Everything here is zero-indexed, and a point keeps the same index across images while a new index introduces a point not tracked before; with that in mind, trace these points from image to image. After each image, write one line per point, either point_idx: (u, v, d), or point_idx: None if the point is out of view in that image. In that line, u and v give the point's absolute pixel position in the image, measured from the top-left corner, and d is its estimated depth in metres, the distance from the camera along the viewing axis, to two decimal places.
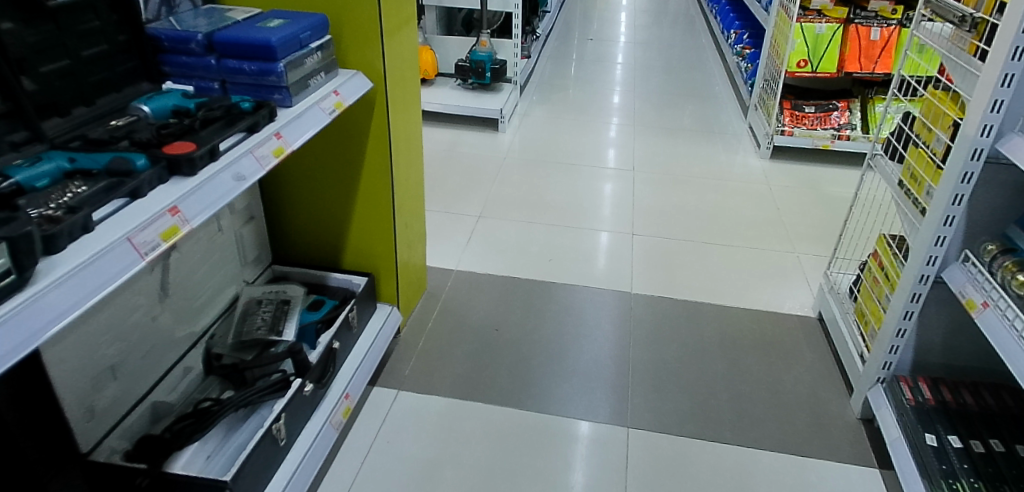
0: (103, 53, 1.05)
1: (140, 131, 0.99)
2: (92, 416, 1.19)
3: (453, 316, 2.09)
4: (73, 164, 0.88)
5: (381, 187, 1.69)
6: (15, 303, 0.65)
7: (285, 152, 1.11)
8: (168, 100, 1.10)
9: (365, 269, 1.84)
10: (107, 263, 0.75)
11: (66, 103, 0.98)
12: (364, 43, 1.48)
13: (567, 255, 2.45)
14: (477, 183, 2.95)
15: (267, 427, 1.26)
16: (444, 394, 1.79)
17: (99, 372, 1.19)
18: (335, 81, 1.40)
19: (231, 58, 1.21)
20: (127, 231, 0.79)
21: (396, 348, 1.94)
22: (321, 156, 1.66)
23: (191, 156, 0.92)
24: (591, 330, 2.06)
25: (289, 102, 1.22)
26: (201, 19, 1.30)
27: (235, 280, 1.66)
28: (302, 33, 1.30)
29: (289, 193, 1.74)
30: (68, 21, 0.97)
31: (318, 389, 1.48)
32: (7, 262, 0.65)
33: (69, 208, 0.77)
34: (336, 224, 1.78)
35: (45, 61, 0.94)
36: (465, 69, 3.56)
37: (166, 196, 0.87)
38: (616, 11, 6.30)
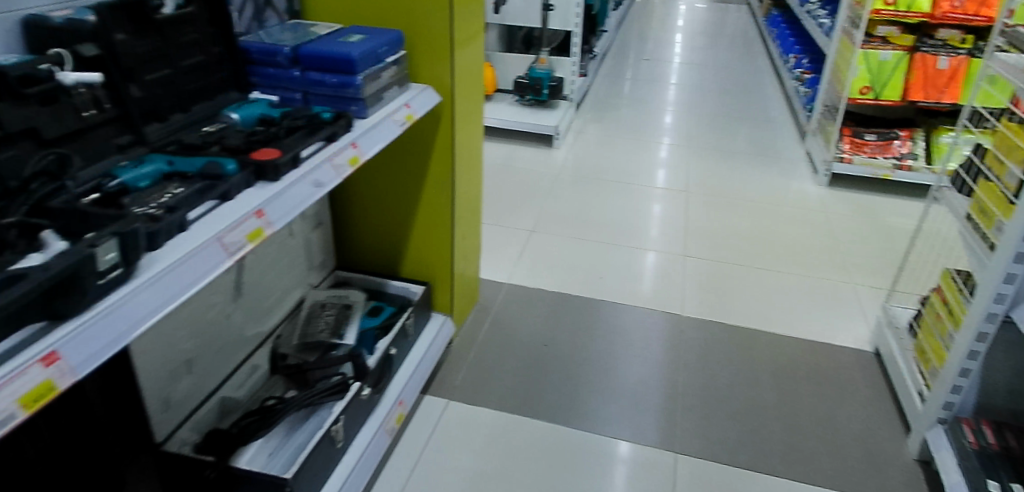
0: (200, 64, 1.11)
1: (230, 137, 1.04)
2: (168, 407, 1.24)
3: (503, 329, 2.10)
4: (171, 167, 0.92)
5: (442, 199, 1.73)
6: (120, 293, 0.65)
7: (360, 161, 1.15)
8: (255, 109, 1.15)
9: (421, 278, 1.88)
10: (199, 261, 0.77)
11: (165, 109, 1.03)
12: (435, 59, 1.52)
13: (617, 274, 2.45)
14: (529, 198, 2.98)
15: (327, 428, 1.30)
16: (492, 407, 1.80)
17: (176, 366, 1.24)
18: (406, 95, 1.45)
19: (314, 71, 1.27)
20: (218, 231, 0.81)
21: (447, 358, 1.97)
22: (387, 166, 1.71)
23: (276, 162, 0.96)
24: (640, 351, 2.05)
25: (364, 114, 1.27)
26: (287, 33, 1.37)
27: (301, 284, 1.72)
28: (380, 48, 1.35)
29: (355, 202, 1.81)
30: (172, 33, 1.03)
31: (375, 393, 1.51)
32: (117, 256, 0.64)
33: (168, 208, 0.80)
34: (397, 233, 1.82)
35: (150, 70, 0.99)
36: (522, 85, 3.59)
37: (252, 199, 0.91)
38: (670, 32, 6.28)
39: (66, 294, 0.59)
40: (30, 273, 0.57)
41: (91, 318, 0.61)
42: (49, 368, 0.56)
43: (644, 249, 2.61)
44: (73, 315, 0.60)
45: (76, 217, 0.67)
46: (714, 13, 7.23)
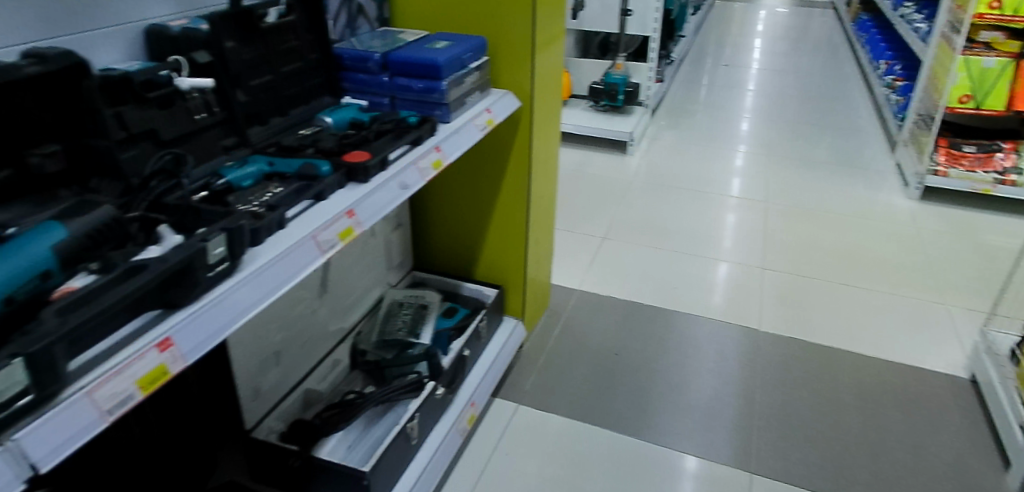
0: (298, 70, 1.16)
1: (324, 140, 1.09)
2: (257, 396, 1.31)
3: (574, 336, 2.10)
4: (271, 167, 0.97)
5: (518, 203, 1.74)
6: (225, 285, 0.69)
7: (443, 165, 1.17)
8: (347, 113, 1.20)
9: (495, 281, 1.90)
10: (296, 257, 0.80)
11: (266, 113, 1.08)
12: (515, 64, 1.54)
13: (691, 284, 2.39)
14: (601, 205, 2.95)
15: (403, 425, 1.33)
16: (562, 413, 1.80)
17: (266, 357, 1.30)
18: (487, 100, 1.47)
19: (402, 77, 1.31)
20: (313, 229, 0.85)
21: (517, 362, 1.98)
22: (466, 170, 1.74)
23: (367, 164, 0.99)
24: (714, 365, 1.99)
25: (448, 118, 1.30)
26: (377, 40, 1.42)
27: (380, 283, 1.77)
28: (464, 53, 1.38)
29: (433, 204, 1.85)
30: (275, 41, 1.08)
31: (448, 393, 1.54)
32: (224, 251, 0.68)
33: (269, 206, 0.84)
34: (473, 236, 1.85)
35: (254, 76, 1.05)
36: (598, 91, 3.57)
37: (344, 200, 0.95)
38: (750, 37, 6.09)
39: (178, 284, 0.63)
40: (150, 264, 0.60)
41: (199, 308, 0.65)
42: (164, 353, 0.59)
43: (719, 260, 2.55)
44: (183, 304, 0.64)
45: (189, 213, 0.72)
46: (798, 17, 6.97)
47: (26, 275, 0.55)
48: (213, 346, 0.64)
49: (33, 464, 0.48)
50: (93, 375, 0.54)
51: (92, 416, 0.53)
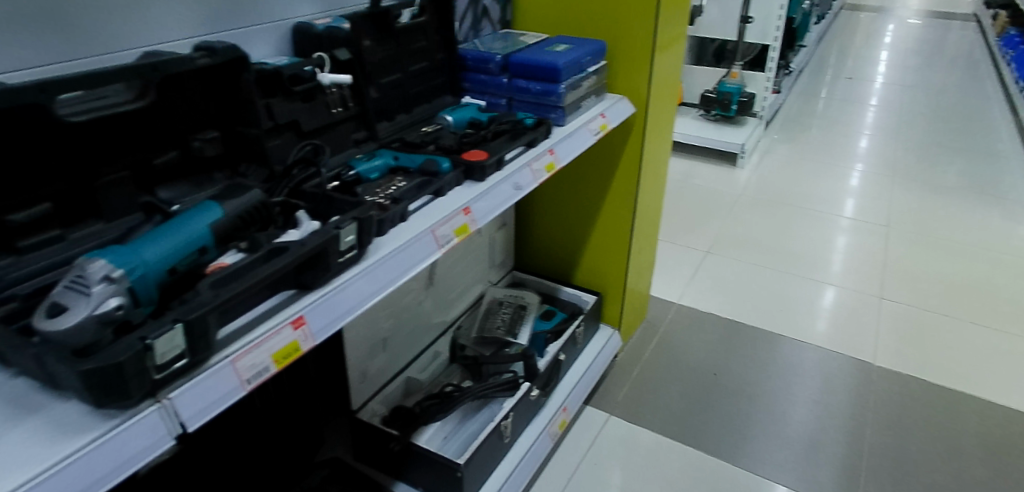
0: (424, 69, 1.20)
1: (444, 137, 1.12)
2: (365, 379, 1.37)
3: (671, 351, 2.05)
4: (396, 161, 1.01)
5: (625, 210, 1.72)
6: (351, 273, 0.72)
7: (556, 168, 1.18)
8: (467, 112, 1.23)
9: (594, 288, 1.89)
10: (415, 250, 0.83)
11: (393, 110, 1.14)
12: (633, 69, 1.51)
13: (798, 308, 2.27)
14: (705, 218, 2.86)
15: (498, 423, 1.35)
16: (654, 429, 1.76)
17: (373, 343, 1.37)
18: (602, 105, 1.46)
19: (521, 79, 1.33)
20: (432, 224, 0.87)
21: (611, 372, 1.95)
22: (575, 173, 1.74)
23: (484, 164, 1.01)
24: (819, 395, 1.89)
25: (562, 122, 1.30)
26: (499, 42, 1.45)
27: (482, 280, 1.80)
28: (583, 57, 1.38)
29: (538, 205, 1.86)
30: (406, 41, 1.13)
31: (542, 396, 1.54)
32: (353, 240, 0.71)
33: (394, 199, 0.88)
34: (576, 240, 1.84)
35: (385, 74, 1.10)
36: (710, 100, 3.46)
37: (461, 197, 0.97)
38: (878, 49, 5.71)
39: (312, 267, 0.67)
40: (290, 247, 0.64)
41: (328, 291, 0.68)
42: (297, 330, 0.63)
43: (828, 284, 2.41)
44: (315, 287, 0.68)
45: (324, 202, 0.77)
46: (934, 29, 6.46)
47: (185, 250, 0.60)
48: (337, 330, 0.68)
49: (183, 422, 0.53)
50: (236, 346, 0.59)
51: (234, 384, 0.57)
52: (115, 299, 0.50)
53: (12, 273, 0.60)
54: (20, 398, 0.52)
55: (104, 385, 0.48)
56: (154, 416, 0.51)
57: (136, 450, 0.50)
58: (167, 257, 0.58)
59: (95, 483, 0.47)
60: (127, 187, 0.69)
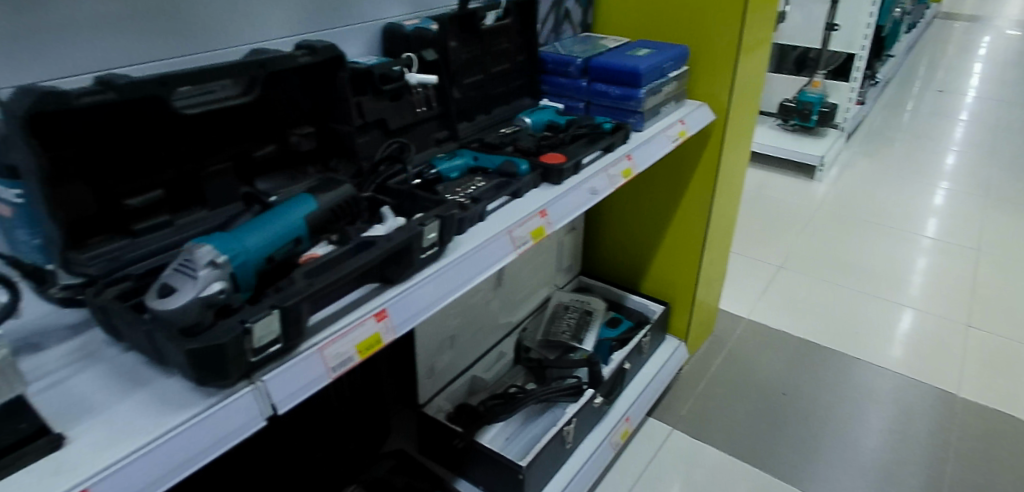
0: (506, 71, 1.22)
1: (522, 140, 1.13)
2: (432, 374, 1.41)
3: (739, 367, 1.98)
4: (476, 161, 1.02)
5: (698, 220, 1.68)
6: (431, 270, 0.73)
7: (633, 173, 1.16)
8: (546, 115, 1.23)
9: (662, 297, 1.85)
10: (493, 250, 0.83)
11: (474, 110, 1.15)
12: (715, 76, 1.48)
13: (875, 330, 2.17)
14: (778, 231, 2.77)
15: (561, 427, 1.35)
16: (718, 446, 1.71)
17: (441, 339, 1.40)
18: (681, 111, 1.44)
19: (601, 82, 1.33)
20: (509, 225, 0.87)
21: (675, 385, 1.91)
22: (649, 180, 1.72)
23: (562, 167, 1.01)
24: (897, 424, 1.79)
25: (641, 127, 1.29)
26: (579, 45, 1.45)
27: (549, 284, 1.81)
28: (665, 62, 1.36)
29: (609, 211, 1.85)
30: (490, 42, 1.14)
31: (605, 403, 1.53)
32: (435, 237, 0.72)
33: (472, 199, 0.89)
34: (646, 247, 1.82)
35: (469, 75, 1.12)
36: (789, 109, 3.36)
37: (538, 199, 0.97)
38: (971, 61, 5.39)
39: (396, 263, 0.68)
40: (377, 242, 0.66)
41: (410, 286, 0.70)
42: (380, 322, 0.65)
43: (907, 306, 2.29)
44: (398, 281, 0.69)
45: (409, 198, 0.78)
46: None
47: (283, 238, 0.63)
48: (415, 325, 0.69)
49: (274, 404, 0.55)
50: (324, 334, 0.61)
51: (320, 371, 0.59)
52: (217, 283, 0.54)
53: (126, 254, 0.64)
54: (130, 372, 0.56)
55: (208, 365, 0.50)
56: (248, 396, 0.54)
57: (232, 429, 0.52)
58: (265, 246, 0.60)
59: (195, 456, 0.50)
60: (229, 177, 0.73)
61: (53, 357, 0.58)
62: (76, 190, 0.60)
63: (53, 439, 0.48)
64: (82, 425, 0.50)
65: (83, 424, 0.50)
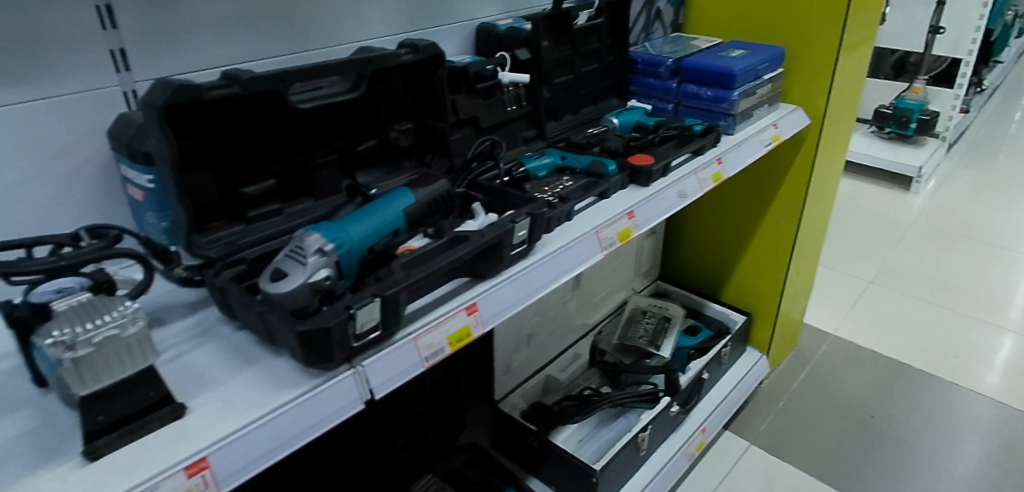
0: (595, 71, 1.21)
1: (610, 140, 1.12)
2: (508, 371, 1.43)
3: (824, 384, 1.89)
4: (564, 161, 1.02)
5: (785, 228, 1.62)
6: (519, 267, 0.74)
7: (722, 178, 1.13)
8: (633, 116, 1.21)
9: (744, 307, 1.80)
10: (580, 250, 0.82)
11: (563, 110, 1.15)
12: (812, 79, 1.42)
13: (975, 355, 2.02)
14: (869, 245, 2.63)
15: (635, 434, 1.33)
16: (799, 466, 1.64)
17: (518, 337, 1.41)
18: (775, 115, 1.39)
19: (692, 84, 1.30)
20: (596, 225, 0.86)
21: (754, 398, 1.84)
22: (735, 185, 1.67)
23: (651, 168, 0.99)
24: (997, 457, 1.67)
25: (732, 130, 1.25)
26: (669, 45, 1.43)
27: (626, 287, 1.79)
28: (761, 64, 1.32)
29: (692, 215, 1.81)
30: (581, 42, 1.14)
31: (680, 413, 1.50)
32: (525, 235, 0.72)
33: (561, 198, 0.89)
34: (729, 255, 1.76)
35: (558, 74, 1.12)
36: (885, 115, 3.19)
37: (626, 200, 0.95)
38: None
39: (486, 259, 0.69)
40: (471, 237, 0.67)
41: (499, 282, 0.71)
42: (470, 316, 0.66)
43: (1006, 330, 2.13)
44: (488, 276, 0.70)
45: (499, 196, 0.80)
46: None
47: (384, 229, 0.65)
48: (501, 321, 0.69)
49: (371, 389, 0.58)
50: (418, 324, 0.63)
51: (414, 360, 0.61)
52: (325, 270, 0.57)
53: (242, 239, 0.68)
54: (242, 350, 0.60)
55: (315, 347, 0.53)
56: (348, 380, 0.57)
57: (333, 409, 0.55)
58: (368, 237, 0.63)
59: (298, 434, 0.54)
60: (334, 169, 0.76)
61: (174, 332, 0.62)
62: (200, 177, 0.65)
63: (176, 408, 0.52)
64: (200, 397, 0.54)
65: (201, 396, 0.54)
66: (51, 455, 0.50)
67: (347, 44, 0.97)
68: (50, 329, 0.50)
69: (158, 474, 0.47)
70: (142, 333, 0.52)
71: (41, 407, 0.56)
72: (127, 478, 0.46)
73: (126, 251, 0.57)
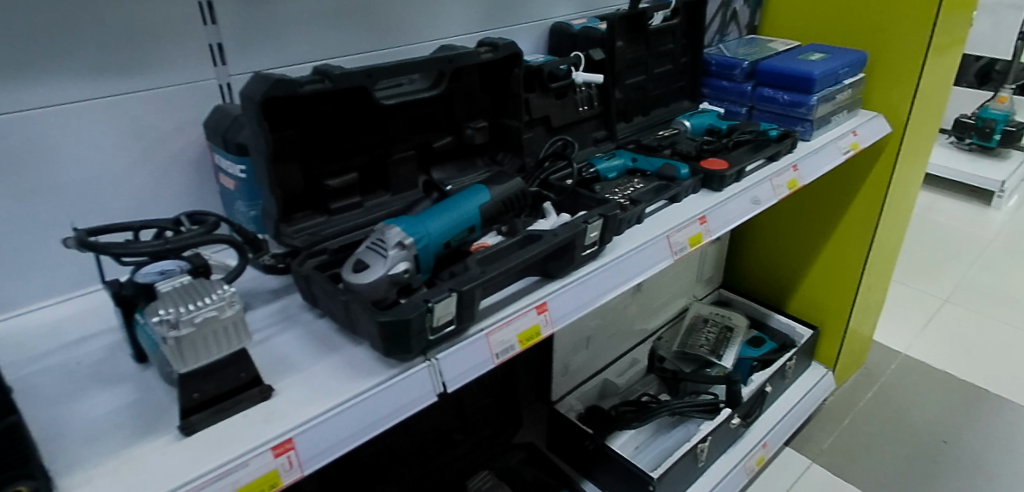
0: (667, 72, 1.19)
1: (682, 143, 1.10)
2: (566, 372, 1.42)
3: (893, 405, 1.81)
4: (635, 163, 1.01)
5: (859, 240, 1.55)
6: (589, 269, 0.73)
7: (798, 185, 1.09)
8: (706, 119, 1.19)
9: (810, 320, 1.73)
10: (650, 254, 0.81)
11: (633, 111, 1.14)
12: (895, 85, 1.36)
13: None
14: (945, 261, 2.50)
15: (695, 445, 1.30)
16: (864, 489, 1.57)
17: (578, 340, 1.41)
18: (854, 121, 1.33)
19: (768, 88, 1.27)
20: (668, 229, 0.84)
21: (818, 415, 1.77)
22: (807, 193, 1.61)
23: (724, 174, 0.97)
24: None
25: (808, 136, 1.21)
26: (744, 48, 1.40)
27: (688, 294, 1.75)
28: (842, 69, 1.27)
29: (759, 222, 1.75)
30: (656, 43, 1.13)
31: (741, 425, 1.46)
32: (596, 236, 0.72)
33: (632, 200, 0.88)
34: (797, 265, 1.71)
35: (631, 75, 1.11)
36: (965, 125, 3.00)
37: (698, 205, 0.93)
38: None
39: (558, 259, 0.69)
40: (544, 236, 0.67)
41: (570, 283, 0.71)
42: (540, 315, 0.67)
43: None
44: (558, 276, 0.70)
45: (571, 196, 0.80)
46: None
47: (461, 226, 0.66)
48: (568, 321, 0.69)
49: (445, 382, 0.59)
50: (490, 320, 0.64)
51: (484, 357, 0.62)
52: (404, 263, 0.58)
53: (324, 230, 0.70)
54: (323, 338, 0.62)
55: (394, 338, 0.54)
56: (423, 372, 0.58)
57: (409, 400, 0.57)
58: (445, 232, 0.64)
59: (375, 422, 0.56)
60: (411, 165, 0.78)
61: (260, 316, 0.65)
62: (289, 168, 0.67)
63: (263, 390, 0.55)
64: (285, 380, 0.57)
65: (286, 379, 0.57)
66: (151, 428, 0.54)
67: (426, 41, 0.99)
68: (156, 308, 0.51)
69: (250, 451, 0.50)
70: (238, 316, 0.53)
71: (140, 382, 0.60)
72: (221, 453, 0.50)
73: (224, 237, 0.60)
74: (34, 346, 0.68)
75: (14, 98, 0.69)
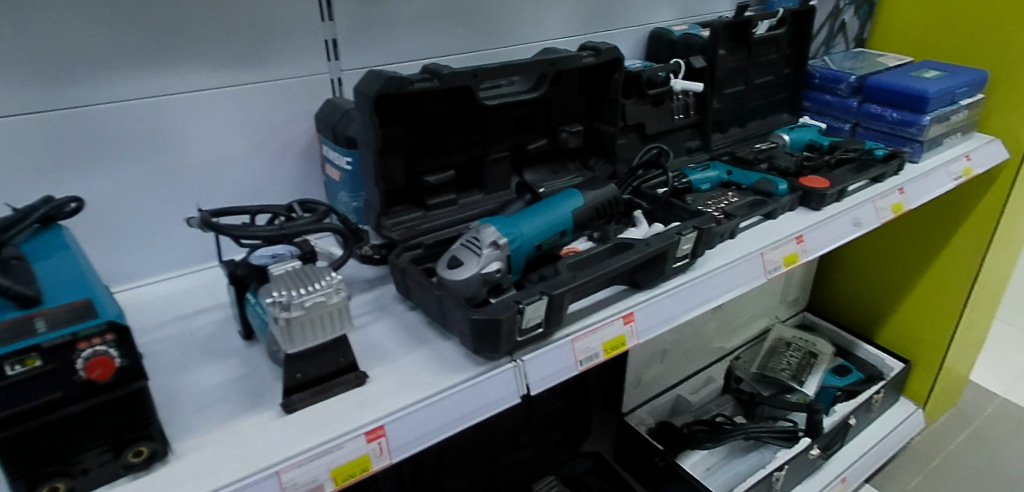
0: (768, 83, 1.15)
1: (780, 158, 1.06)
2: (638, 385, 1.40)
3: (989, 451, 1.68)
4: (729, 176, 0.98)
5: (964, 272, 1.45)
6: (678, 282, 0.71)
7: (903, 209, 1.02)
8: (807, 133, 1.14)
9: (903, 353, 1.63)
10: (740, 271, 0.78)
11: (729, 122, 1.11)
12: (1017, 108, 1.26)
13: None
14: None
15: (770, 472, 1.25)
16: None
17: (653, 352, 1.38)
18: (969, 144, 1.25)
19: (876, 104, 1.20)
20: (761, 247, 0.81)
21: (904, 453, 1.66)
22: (908, 218, 1.52)
23: (825, 192, 0.92)
24: None
25: (917, 158, 1.14)
26: (851, 61, 1.33)
27: (771, 314, 1.69)
28: (960, 88, 1.19)
29: (854, 246, 1.67)
30: (758, 53, 1.09)
31: (821, 457, 1.39)
32: (688, 249, 0.70)
33: (726, 215, 0.85)
34: (892, 293, 1.61)
35: (731, 85, 1.08)
36: None
37: (794, 223, 0.89)
38: None
39: (649, 269, 0.68)
40: (636, 245, 0.66)
41: (658, 295, 0.69)
42: (626, 325, 0.66)
43: None
44: (646, 286, 0.69)
45: (664, 206, 0.79)
46: None
47: (554, 229, 0.66)
48: (653, 334, 0.68)
49: (529, 384, 0.59)
50: (576, 327, 0.64)
51: (568, 363, 0.62)
52: (496, 263, 0.59)
53: (419, 225, 0.72)
54: (415, 330, 0.64)
55: (486, 336, 0.55)
56: (509, 372, 0.58)
57: (495, 398, 0.58)
58: (538, 235, 0.65)
59: (462, 417, 0.57)
60: (505, 166, 0.78)
61: (357, 304, 0.68)
62: (392, 163, 0.69)
63: (359, 376, 0.57)
64: (379, 369, 0.59)
65: (380, 367, 0.59)
66: (255, 402, 0.57)
67: (526, 43, 1.00)
68: (269, 289, 0.53)
69: (345, 434, 0.52)
70: (343, 303, 0.54)
71: (245, 358, 0.63)
72: (318, 433, 0.52)
73: (333, 226, 0.62)
74: (152, 316, 0.73)
75: (151, 85, 0.75)
